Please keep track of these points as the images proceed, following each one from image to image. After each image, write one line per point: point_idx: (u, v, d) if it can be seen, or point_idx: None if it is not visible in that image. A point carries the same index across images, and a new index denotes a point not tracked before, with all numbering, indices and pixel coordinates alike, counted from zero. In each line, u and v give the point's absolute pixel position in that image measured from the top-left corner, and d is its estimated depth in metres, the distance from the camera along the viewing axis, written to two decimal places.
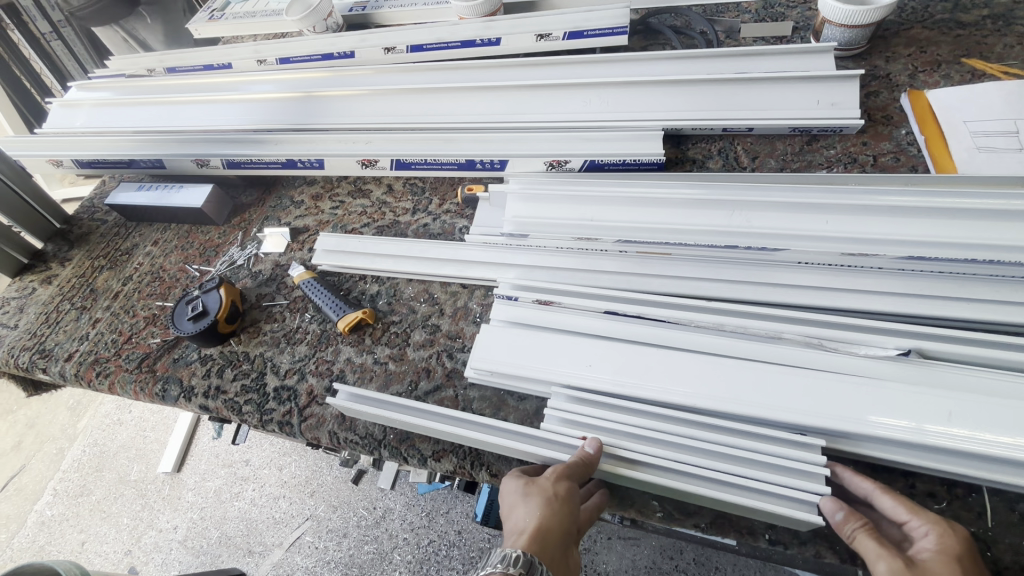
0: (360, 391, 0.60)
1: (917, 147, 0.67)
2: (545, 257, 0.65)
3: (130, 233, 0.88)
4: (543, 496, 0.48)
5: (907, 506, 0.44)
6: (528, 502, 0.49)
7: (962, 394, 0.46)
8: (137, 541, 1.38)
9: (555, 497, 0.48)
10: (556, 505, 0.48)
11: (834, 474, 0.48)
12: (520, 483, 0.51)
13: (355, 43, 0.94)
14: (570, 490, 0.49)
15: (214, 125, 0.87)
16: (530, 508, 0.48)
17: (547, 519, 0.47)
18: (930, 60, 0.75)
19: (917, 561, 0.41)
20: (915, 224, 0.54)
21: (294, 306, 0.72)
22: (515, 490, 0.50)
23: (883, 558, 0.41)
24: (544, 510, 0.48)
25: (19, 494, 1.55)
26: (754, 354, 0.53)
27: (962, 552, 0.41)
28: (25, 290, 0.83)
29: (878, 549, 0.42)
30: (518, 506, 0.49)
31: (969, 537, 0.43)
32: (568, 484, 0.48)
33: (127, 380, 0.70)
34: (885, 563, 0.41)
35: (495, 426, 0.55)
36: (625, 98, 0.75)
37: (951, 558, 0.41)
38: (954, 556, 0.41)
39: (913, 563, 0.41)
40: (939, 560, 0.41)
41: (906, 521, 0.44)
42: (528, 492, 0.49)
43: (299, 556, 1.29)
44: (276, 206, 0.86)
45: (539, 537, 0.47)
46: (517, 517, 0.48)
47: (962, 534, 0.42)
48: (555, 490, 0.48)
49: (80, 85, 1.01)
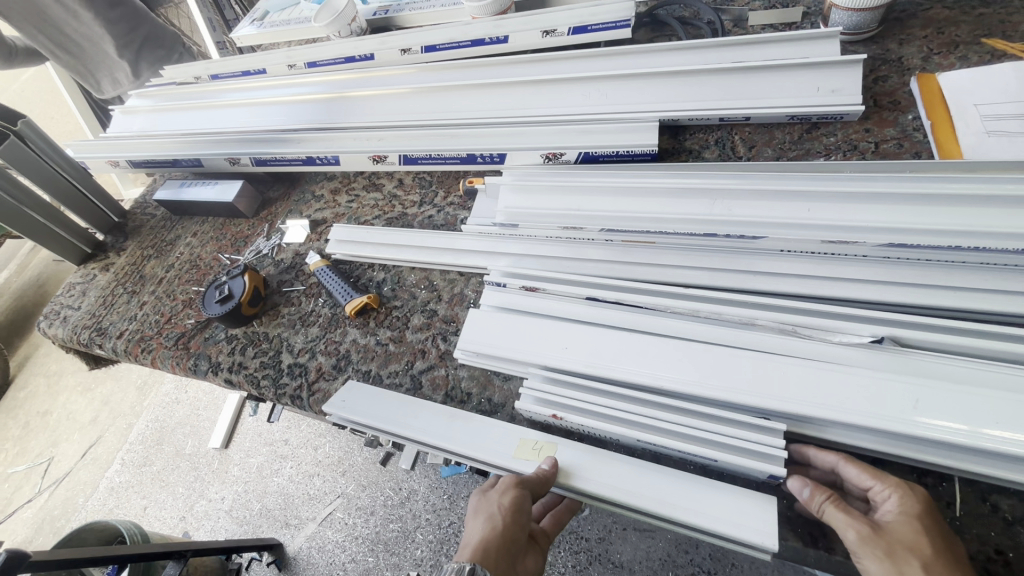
0: (346, 409, 0.62)
1: (922, 132, 0.65)
2: (535, 245, 0.68)
3: (174, 226, 0.97)
4: (489, 510, 0.52)
5: (870, 472, 0.44)
6: (477, 517, 0.52)
7: (931, 382, 0.46)
8: (190, 508, 1.53)
9: (500, 507, 0.51)
10: (500, 515, 0.51)
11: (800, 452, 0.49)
12: (478, 498, 0.54)
13: (375, 46, 0.98)
14: (516, 501, 0.51)
15: (251, 126, 0.95)
16: (477, 521, 0.52)
17: (491, 529, 0.50)
18: (948, 41, 0.72)
19: (882, 525, 0.42)
20: (899, 211, 0.53)
21: (310, 292, 0.79)
22: (473, 505, 0.54)
23: (851, 526, 0.42)
24: (488, 523, 0.51)
25: (95, 462, 1.73)
26: (726, 340, 0.54)
27: (924, 514, 0.42)
28: (88, 276, 0.95)
29: (846, 517, 0.43)
30: (470, 521, 0.53)
31: (929, 498, 0.43)
32: (512, 495, 0.51)
33: (166, 355, 0.78)
34: (854, 531, 0.42)
35: (472, 442, 0.57)
36: (622, 90, 0.76)
37: (916, 520, 0.41)
38: (918, 517, 0.42)
39: (879, 526, 0.42)
40: (903, 525, 0.41)
41: (869, 488, 0.44)
42: (478, 507, 0.53)
43: (330, 530, 1.38)
44: (299, 201, 0.93)
45: (483, 547, 0.50)
46: (468, 530, 0.52)
47: (922, 494, 0.43)
48: (501, 501, 0.51)
49: (135, 94, 1.12)
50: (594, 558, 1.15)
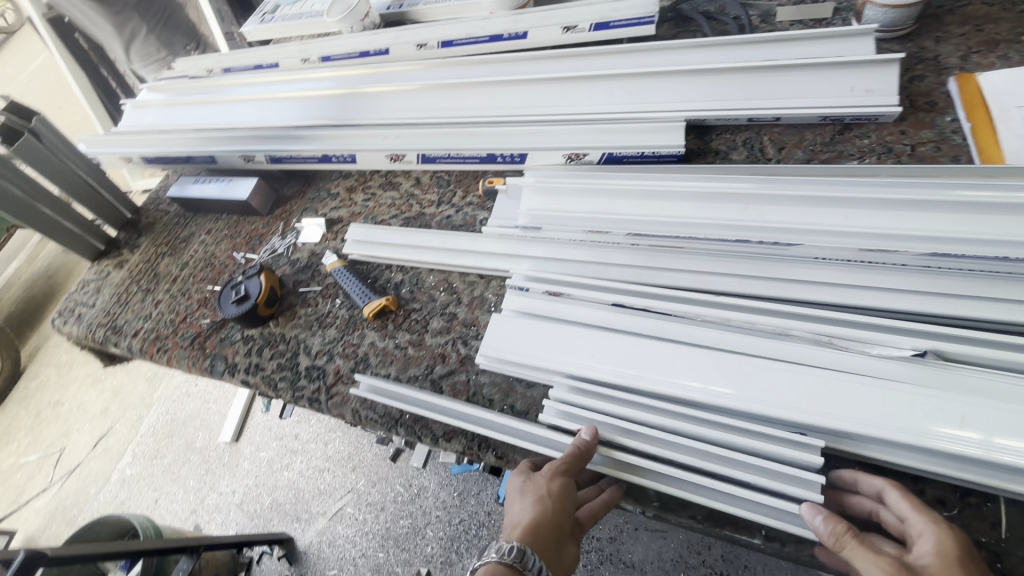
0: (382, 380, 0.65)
1: (962, 135, 0.63)
2: (558, 248, 0.66)
3: (188, 223, 0.97)
4: (538, 493, 0.51)
5: (911, 504, 0.43)
6: (524, 498, 0.51)
7: (976, 397, 0.44)
8: (201, 501, 1.53)
9: (549, 492, 0.51)
10: (549, 500, 0.50)
11: (845, 474, 0.49)
12: (521, 479, 0.54)
13: (390, 40, 0.96)
14: (565, 486, 0.51)
15: (264, 122, 0.94)
16: (525, 503, 0.51)
17: (541, 512, 0.50)
18: (987, 39, 0.69)
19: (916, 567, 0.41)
20: (942, 219, 0.51)
21: (327, 292, 0.78)
22: (515, 486, 0.54)
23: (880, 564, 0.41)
24: (538, 505, 0.50)
25: (105, 454, 1.74)
26: (760, 350, 0.52)
27: (963, 557, 0.40)
28: (102, 273, 0.94)
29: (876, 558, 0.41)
30: (515, 502, 0.52)
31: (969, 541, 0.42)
32: (562, 481, 0.51)
33: (182, 355, 0.78)
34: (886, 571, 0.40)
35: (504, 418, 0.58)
36: (648, 89, 0.74)
37: (949, 560, 0.40)
38: (953, 559, 0.40)
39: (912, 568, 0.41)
40: (938, 565, 0.40)
41: (907, 519, 0.43)
42: (525, 489, 0.52)
43: (341, 526, 1.38)
44: (314, 198, 0.92)
45: (533, 529, 0.50)
46: (514, 511, 0.52)
47: (962, 538, 0.41)
48: (550, 486, 0.51)
49: (147, 89, 1.10)
50: (605, 558, 1.14)
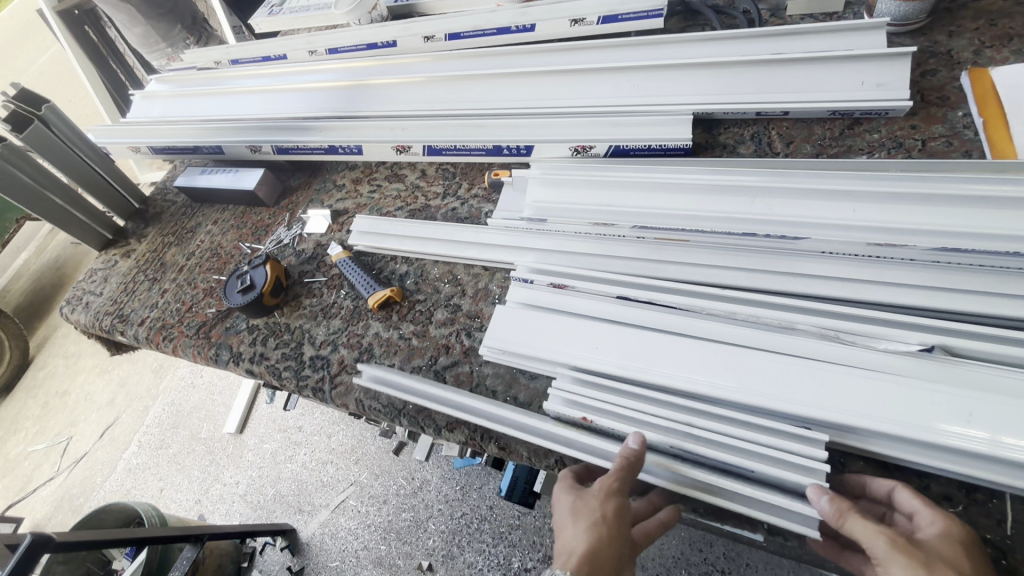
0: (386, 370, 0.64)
1: (974, 129, 0.62)
2: (563, 241, 0.66)
3: (195, 213, 0.97)
4: (592, 517, 0.49)
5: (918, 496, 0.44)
6: (577, 523, 0.50)
7: (985, 393, 0.44)
8: (205, 492, 1.54)
9: (603, 517, 0.49)
10: (605, 525, 0.49)
11: (857, 477, 0.48)
12: (572, 500, 0.52)
13: (397, 33, 0.96)
14: (619, 509, 0.49)
15: (271, 113, 0.94)
16: (580, 529, 0.49)
17: (597, 539, 0.48)
18: (1001, 33, 0.68)
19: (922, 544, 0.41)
20: (952, 214, 0.51)
21: (332, 283, 0.78)
22: (566, 507, 0.52)
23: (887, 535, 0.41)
24: (592, 531, 0.49)
25: (111, 444, 1.75)
26: (766, 344, 0.52)
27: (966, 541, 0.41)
28: (109, 262, 0.95)
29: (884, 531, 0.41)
30: (567, 526, 0.50)
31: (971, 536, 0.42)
32: (615, 504, 0.49)
33: (187, 344, 0.78)
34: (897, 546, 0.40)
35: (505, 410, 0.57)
36: (656, 82, 0.74)
37: (954, 540, 0.40)
38: (958, 540, 0.40)
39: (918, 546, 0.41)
40: (943, 543, 0.40)
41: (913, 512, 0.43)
42: (577, 512, 0.50)
43: (344, 518, 1.38)
44: (320, 190, 0.92)
45: (590, 558, 0.48)
46: (568, 537, 0.50)
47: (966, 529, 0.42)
48: (603, 510, 0.49)
49: (155, 80, 1.11)
50: None
